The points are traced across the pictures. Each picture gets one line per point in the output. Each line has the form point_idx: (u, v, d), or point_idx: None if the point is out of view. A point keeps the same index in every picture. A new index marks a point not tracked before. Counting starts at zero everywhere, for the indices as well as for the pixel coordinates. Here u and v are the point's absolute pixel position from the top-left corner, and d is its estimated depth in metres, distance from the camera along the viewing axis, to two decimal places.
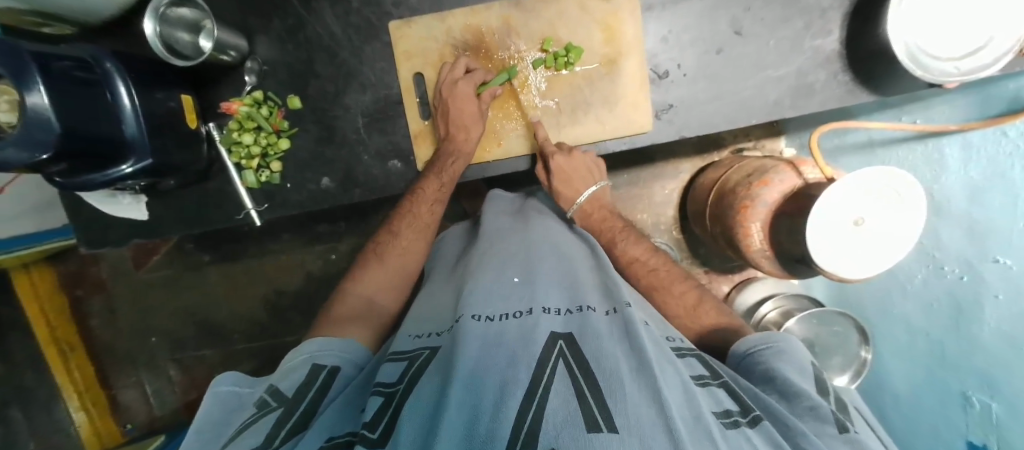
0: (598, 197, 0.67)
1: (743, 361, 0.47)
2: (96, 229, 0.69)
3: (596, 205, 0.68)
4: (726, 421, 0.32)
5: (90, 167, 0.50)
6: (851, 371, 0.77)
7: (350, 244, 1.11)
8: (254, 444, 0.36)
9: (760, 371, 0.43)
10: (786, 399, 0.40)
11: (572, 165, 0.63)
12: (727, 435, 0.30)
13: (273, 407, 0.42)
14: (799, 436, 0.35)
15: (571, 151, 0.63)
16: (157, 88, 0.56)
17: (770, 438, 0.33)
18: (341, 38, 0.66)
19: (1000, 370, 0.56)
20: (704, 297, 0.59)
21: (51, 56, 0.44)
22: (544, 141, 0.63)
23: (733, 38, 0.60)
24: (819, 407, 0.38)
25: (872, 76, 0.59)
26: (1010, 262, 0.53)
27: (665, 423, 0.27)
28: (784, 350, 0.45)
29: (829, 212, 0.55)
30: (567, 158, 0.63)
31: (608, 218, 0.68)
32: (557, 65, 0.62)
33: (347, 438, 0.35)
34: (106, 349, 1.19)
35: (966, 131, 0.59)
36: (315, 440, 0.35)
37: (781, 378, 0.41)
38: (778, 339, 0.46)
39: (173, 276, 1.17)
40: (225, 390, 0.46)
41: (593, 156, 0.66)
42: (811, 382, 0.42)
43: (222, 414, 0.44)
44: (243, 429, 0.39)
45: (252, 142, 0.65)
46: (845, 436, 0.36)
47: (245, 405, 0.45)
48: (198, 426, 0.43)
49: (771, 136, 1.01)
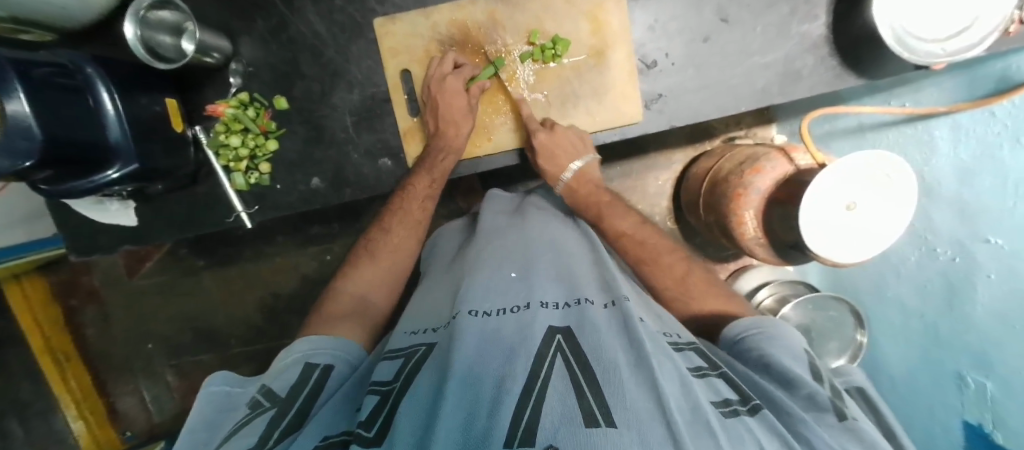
0: (585, 173, 0.66)
1: (736, 346, 0.48)
2: (84, 236, 0.69)
3: (582, 182, 0.67)
4: (725, 411, 0.32)
5: (76, 173, 0.49)
6: (847, 355, 0.78)
7: (344, 245, 1.11)
8: (248, 444, 0.36)
9: (755, 357, 0.44)
10: (784, 386, 0.40)
11: (555, 141, 0.62)
12: (727, 426, 0.30)
13: (266, 407, 0.42)
14: (798, 423, 0.35)
15: (554, 127, 0.62)
16: (140, 92, 0.55)
17: (770, 427, 0.33)
18: (325, 36, 0.65)
19: (996, 348, 0.56)
20: (698, 285, 0.59)
21: (29, 62, 0.43)
22: (529, 119, 0.62)
23: (720, 25, 0.60)
24: (817, 395, 0.38)
25: (859, 60, 0.59)
26: (1002, 242, 0.53)
27: (663, 417, 0.27)
28: (775, 336, 0.46)
29: (822, 195, 0.55)
30: (550, 134, 0.62)
31: (590, 191, 0.68)
32: (545, 57, 0.62)
33: (342, 437, 0.35)
34: (103, 358, 1.18)
35: (955, 112, 0.59)
36: (310, 438, 0.35)
37: (776, 364, 0.41)
38: (766, 325, 0.48)
39: (167, 282, 1.16)
40: (216, 389, 0.47)
41: (577, 130, 0.64)
42: (807, 368, 0.42)
43: (214, 414, 0.44)
44: (238, 428, 0.39)
45: (239, 144, 0.65)
46: (845, 424, 0.36)
47: (237, 404, 0.45)
48: (190, 427, 0.43)
49: (763, 124, 1.01)
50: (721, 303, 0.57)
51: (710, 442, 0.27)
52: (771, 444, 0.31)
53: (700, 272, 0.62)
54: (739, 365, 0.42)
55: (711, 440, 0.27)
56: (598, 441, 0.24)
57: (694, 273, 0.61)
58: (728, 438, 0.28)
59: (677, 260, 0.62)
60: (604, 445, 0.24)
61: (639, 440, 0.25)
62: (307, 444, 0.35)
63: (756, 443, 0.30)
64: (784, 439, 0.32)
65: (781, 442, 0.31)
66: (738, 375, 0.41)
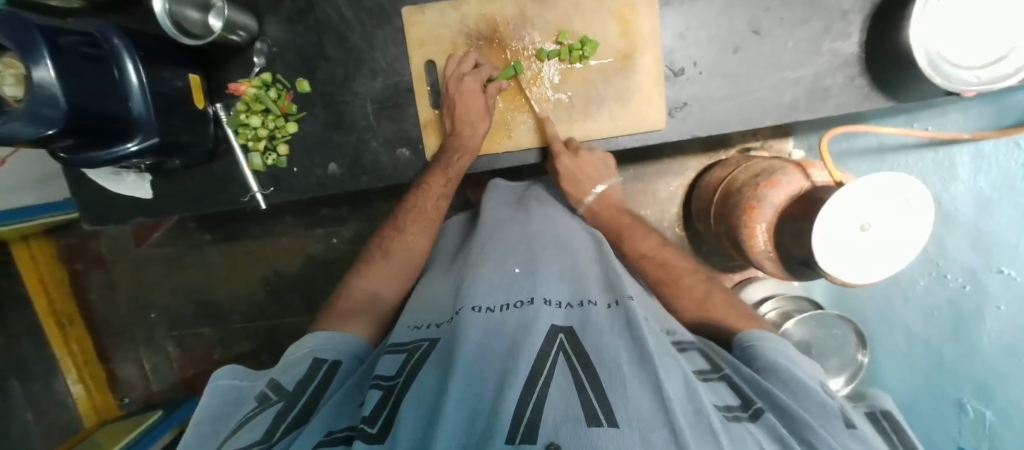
0: (608, 195, 0.68)
1: (741, 353, 0.48)
2: (99, 205, 0.69)
3: (604, 204, 0.68)
4: (726, 414, 0.33)
5: (96, 144, 0.49)
6: (848, 373, 0.77)
7: (352, 229, 1.11)
8: (254, 438, 0.36)
9: (762, 363, 0.44)
10: (792, 391, 0.40)
11: (579, 168, 0.64)
12: (728, 429, 0.31)
13: (273, 401, 0.42)
14: (805, 430, 0.34)
15: (578, 152, 0.64)
16: (165, 66, 0.55)
17: (771, 430, 0.33)
18: (352, 21, 0.64)
19: (997, 378, 0.58)
20: (682, 279, 0.60)
21: (59, 30, 0.43)
22: (554, 140, 0.63)
23: (752, 37, 0.60)
24: (825, 402, 0.38)
25: (888, 82, 0.59)
26: (1014, 273, 0.53)
27: (666, 417, 0.27)
28: (780, 346, 0.47)
29: (837, 215, 0.55)
30: (574, 160, 0.63)
31: (618, 216, 0.67)
32: (572, 58, 0.62)
33: (346, 433, 0.35)
34: (107, 325, 1.19)
35: (979, 140, 0.58)
36: (315, 435, 0.35)
37: (785, 371, 0.42)
38: (775, 338, 0.48)
39: (174, 254, 1.17)
40: (224, 383, 0.47)
41: (602, 154, 0.65)
42: (814, 379, 0.43)
43: (221, 408, 0.44)
44: (245, 421, 0.40)
45: (260, 124, 0.65)
46: (853, 431, 0.36)
47: (244, 399, 0.45)
48: (198, 420, 0.43)
49: (780, 137, 1.00)
50: (702, 295, 0.58)
51: (713, 443, 0.27)
52: (772, 447, 0.31)
53: (686, 267, 0.62)
54: (743, 367, 0.42)
55: (712, 442, 0.27)
56: (598, 438, 0.24)
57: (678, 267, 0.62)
58: (730, 440, 0.29)
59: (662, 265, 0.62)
60: (606, 444, 0.24)
61: (640, 439, 0.25)
62: (312, 439, 0.34)
63: (759, 445, 0.30)
64: (782, 439, 0.32)
65: (782, 445, 0.31)
66: (740, 378, 0.41)
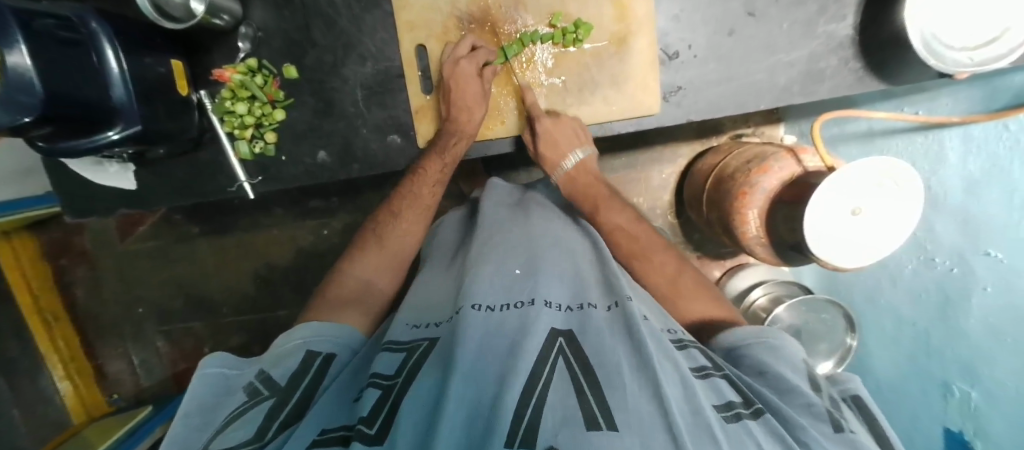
0: (585, 164, 0.67)
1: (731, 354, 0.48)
2: (80, 199, 0.67)
3: (581, 172, 0.67)
4: (727, 415, 0.33)
5: (77, 132, 0.48)
6: (837, 357, 0.78)
7: (343, 220, 1.10)
8: (244, 437, 0.36)
9: (751, 364, 0.44)
10: (779, 394, 0.40)
11: (560, 128, 0.62)
12: (729, 429, 0.31)
13: (264, 396, 0.41)
14: (798, 428, 0.35)
15: (559, 115, 0.63)
16: (146, 52, 0.53)
17: (772, 430, 0.33)
18: (340, 5, 0.63)
19: (982, 359, 0.59)
20: (681, 276, 0.59)
21: (32, 12, 0.41)
22: (532, 104, 0.62)
23: (746, 19, 0.59)
24: (814, 404, 0.39)
25: (881, 64, 0.59)
26: (1002, 255, 0.54)
27: (663, 419, 0.28)
28: (775, 346, 0.47)
29: (832, 201, 0.55)
30: (555, 121, 0.62)
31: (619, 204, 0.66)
32: (565, 41, 0.61)
33: (341, 433, 0.34)
34: (93, 320, 1.17)
35: (968, 123, 0.58)
36: (307, 434, 0.34)
37: (775, 373, 0.42)
38: (768, 335, 0.48)
39: (160, 247, 1.15)
40: (213, 371, 0.46)
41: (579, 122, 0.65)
42: (805, 379, 0.43)
43: (210, 398, 0.44)
44: (235, 416, 0.39)
45: (246, 111, 0.63)
46: (841, 432, 0.36)
47: (232, 389, 0.45)
48: (184, 411, 0.42)
49: (770, 123, 1.01)
50: (700, 290, 0.59)
51: (711, 444, 0.28)
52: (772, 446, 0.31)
53: (684, 263, 0.62)
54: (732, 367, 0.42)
55: (710, 442, 0.28)
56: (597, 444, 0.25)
57: (671, 263, 0.61)
58: (729, 440, 0.29)
59: (658, 254, 0.62)
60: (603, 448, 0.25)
61: (638, 443, 0.26)
62: (305, 438, 0.34)
63: (757, 445, 0.30)
64: (783, 440, 0.32)
65: (781, 444, 0.32)
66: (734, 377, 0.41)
